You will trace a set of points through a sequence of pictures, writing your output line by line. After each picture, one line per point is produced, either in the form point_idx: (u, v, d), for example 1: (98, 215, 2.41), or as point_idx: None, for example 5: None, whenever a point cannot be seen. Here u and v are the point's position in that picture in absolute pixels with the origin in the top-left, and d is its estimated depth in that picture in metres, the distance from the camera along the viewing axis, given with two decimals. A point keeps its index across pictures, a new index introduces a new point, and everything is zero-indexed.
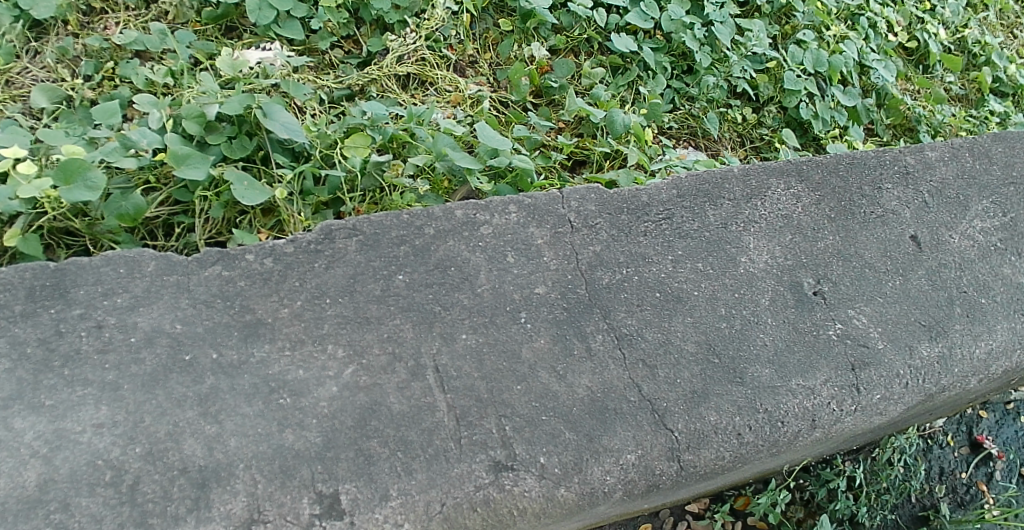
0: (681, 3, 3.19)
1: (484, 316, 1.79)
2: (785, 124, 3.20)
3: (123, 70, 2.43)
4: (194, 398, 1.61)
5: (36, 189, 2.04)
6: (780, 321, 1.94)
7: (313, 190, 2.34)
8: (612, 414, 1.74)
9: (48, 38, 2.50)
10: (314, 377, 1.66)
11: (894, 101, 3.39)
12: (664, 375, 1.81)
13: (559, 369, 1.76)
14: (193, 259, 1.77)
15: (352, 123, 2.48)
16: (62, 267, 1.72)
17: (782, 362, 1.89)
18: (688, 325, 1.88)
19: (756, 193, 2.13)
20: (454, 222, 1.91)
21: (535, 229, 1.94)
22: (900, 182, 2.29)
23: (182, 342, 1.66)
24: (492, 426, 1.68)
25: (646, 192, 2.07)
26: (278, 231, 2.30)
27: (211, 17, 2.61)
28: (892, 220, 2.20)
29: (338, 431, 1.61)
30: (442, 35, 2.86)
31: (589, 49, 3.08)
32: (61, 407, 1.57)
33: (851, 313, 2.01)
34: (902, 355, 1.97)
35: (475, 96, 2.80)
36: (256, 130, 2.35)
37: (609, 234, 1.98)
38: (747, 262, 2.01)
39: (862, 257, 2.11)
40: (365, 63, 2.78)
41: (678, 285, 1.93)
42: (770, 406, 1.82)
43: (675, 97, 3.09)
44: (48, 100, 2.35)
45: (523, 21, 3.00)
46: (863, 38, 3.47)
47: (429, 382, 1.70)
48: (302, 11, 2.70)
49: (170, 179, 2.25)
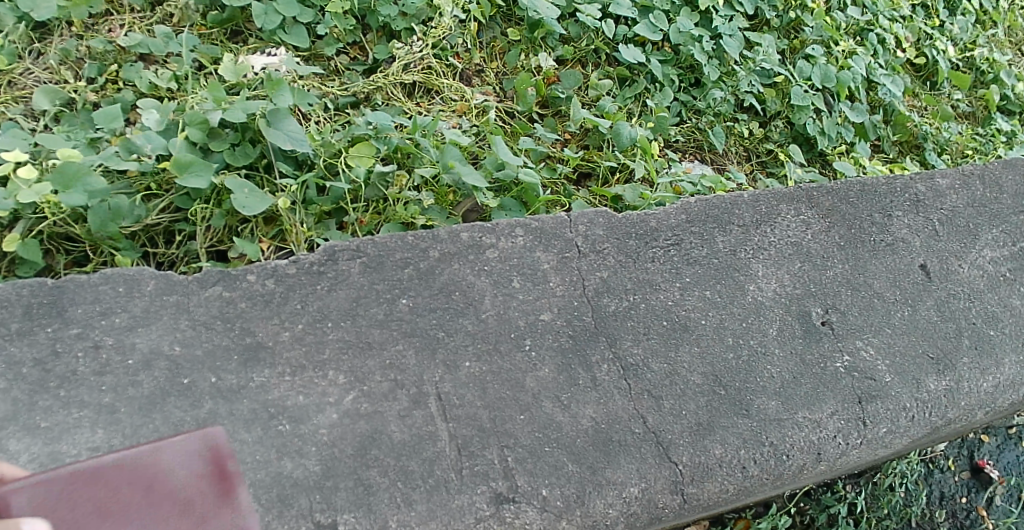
0: (691, 14, 3.15)
1: (489, 343, 1.76)
2: (791, 140, 3.16)
3: (127, 73, 2.38)
4: (192, 423, 1.58)
5: (35, 194, 2.01)
6: (787, 351, 1.92)
7: (316, 200, 2.30)
8: (617, 446, 1.72)
9: (51, 40, 2.44)
10: (314, 404, 1.63)
11: (902, 118, 3.34)
12: (669, 407, 1.79)
13: (564, 399, 1.74)
14: (193, 278, 1.73)
15: (357, 132, 2.43)
16: (61, 284, 1.67)
17: (789, 395, 1.86)
18: (694, 355, 1.85)
19: (765, 219, 2.09)
20: (460, 244, 1.87)
21: (542, 253, 1.91)
22: (911, 209, 2.25)
23: (181, 365, 1.63)
24: (494, 457, 1.65)
25: (654, 216, 2.03)
26: (280, 240, 2.25)
27: (216, 21, 2.57)
28: (902, 249, 2.17)
29: (337, 459, 1.59)
30: (449, 43, 2.82)
31: (597, 60, 3.04)
32: (56, 429, 1.53)
33: (858, 345, 1.98)
34: (909, 388, 1.95)
35: (480, 106, 2.75)
36: (259, 137, 2.31)
37: (617, 259, 1.94)
38: (756, 290, 1.98)
39: (872, 286, 2.08)
40: (370, 70, 2.74)
41: (686, 313, 1.90)
42: (775, 439, 1.80)
43: (682, 111, 3.04)
44: (50, 102, 2.29)
45: (531, 31, 2.94)
46: (872, 54, 3.42)
47: (432, 411, 1.67)
48: (309, 17, 2.66)
49: (172, 186, 2.21)
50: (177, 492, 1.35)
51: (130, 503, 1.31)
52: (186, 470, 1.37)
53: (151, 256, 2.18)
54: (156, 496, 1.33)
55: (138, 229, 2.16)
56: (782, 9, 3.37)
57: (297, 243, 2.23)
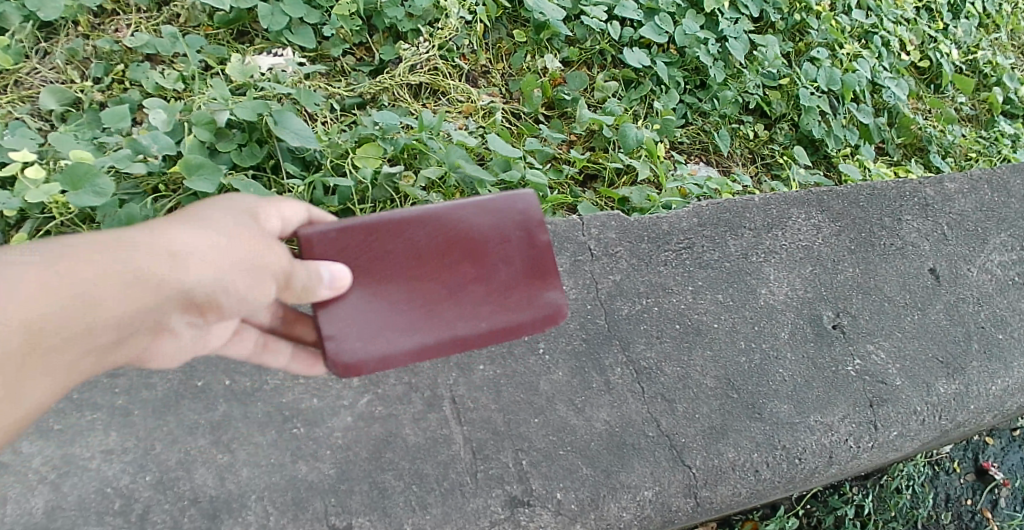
0: (696, 17, 3.13)
1: (502, 347, 1.76)
2: (796, 141, 3.17)
3: (133, 73, 2.34)
4: (207, 426, 1.57)
5: (44, 194, 2.00)
6: (799, 355, 1.92)
7: (323, 201, 2.30)
8: (631, 449, 1.71)
9: (58, 39, 2.41)
10: (329, 407, 1.63)
11: (907, 120, 3.35)
12: (682, 410, 1.78)
13: (578, 402, 1.74)
14: None
15: (363, 133, 2.41)
16: None
17: (801, 398, 1.86)
18: (707, 359, 1.86)
19: (776, 223, 2.09)
20: None
21: (555, 256, 1.90)
22: (920, 213, 2.26)
23: (195, 368, 1.62)
24: (509, 460, 1.65)
25: (667, 220, 2.02)
26: None
27: (223, 22, 2.52)
28: (912, 252, 2.17)
29: (352, 463, 1.58)
30: (456, 45, 2.79)
31: (603, 61, 3.03)
32: (70, 431, 1.53)
33: (869, 348, 1.98)
34: (920, 392, 1.95)
35: (486, 107, 2.72)
36: (267, 138, 2.30)
37: (629, 263, 1.94)
38: (767, 293, 1.98)
39: (882, 290, 2.08)
40: (377, 71, 2.72)
41: (698, 317, 1.90)
42: (787, 443, 1.80)
43: (687, 112, 3.04)
44: (57, 102, 2.26)
45: (537, 32, 2.93)
46: (876, 56, 3.42)
47: (446, 414, 1.67)
48: (315, 17, 2.61)
49: (179, 186, 2.19)
50: (505, 257, 1.52)
51: (457, 267, 1.49)
52: (498, 235, 1.52)
53: None
54: (468, 262, 1.50)
55: None
56: (787, 12, 3.35)
57: None
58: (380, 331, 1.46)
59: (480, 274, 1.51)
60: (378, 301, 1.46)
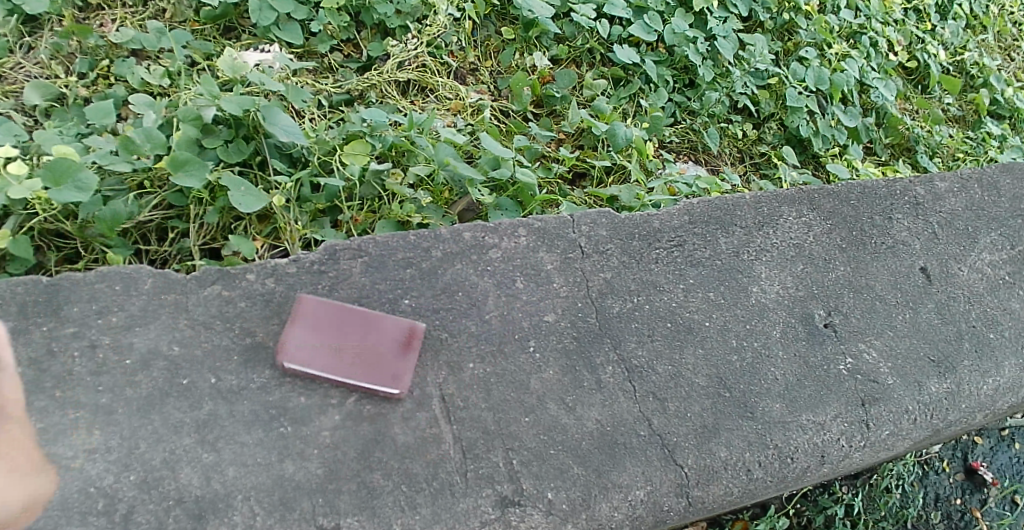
0: (685, 16, 3.13)
1: (493, 345, 1.74)
2: (785, 141, 3.15)
3: (119, 68, 2.31)
4: (192, 424, 1.54)
5: (27, 191, 1.96)
6: (790, 354, 1.91)
7: (311, 198, 2.26)
8: (622, 449, 1.70)
9: (42, 33, 2.36)
10: (317, 405, 1.60)
11: (895, 121, 3.34)
12: (674, 409, 1.77)
13: (569, 401, 1.72)
14: (192, 277, 1.68)
15: (352, 130, 2.40)
16: (56, 282, 1.62)
17: (793, 397, 1.86)
18: (699, 357, 1.84)
19: (767, 221, 2.08)
20: (462, 244, 1.84)
21: (545, 253, 1.88)
22: (911, 212, 2.25)
23: (180, 366, 1.58)
24: (499, 459, 1.63)
25: (657, 217, 2.00)
26: (275, 239, 2.21)
27: (209, 17, 2.49)
28: (903, 251, 2.17)
29: (341, 463, 1.56)
30: (444, 42, 2.75)
31: (592, 60, 3.00)
32: (52, 430, 1.50)
33: (861, 347, 1.98)
34: (911, 390, 1.95)
35: (475, 104, 2.70)
36: (253, 134, 2.27)
37: (621, 260, 1.92)
38: (759, 292, 1.97)
39: (873, 289, 2.08)
40: (365, 68, 2.66)
41: (689, 315, 1.89)
42: (779, 442, 1.79)
43: (676, 111, 3.02)
44: (41, 97, 2.22)
45: (526, 30, 2.90)
46: (864, 57, 3.40)
47: (436, 413, 1.65)
48: (303, 13, 2.58)
49: (165, 182, 2.16)
50: (387, 370, 1.62)
51: (379, 336, 1.64)
52: (382, 368, 1.62)
53: (144, 253, 2.14)
54: (376, 346, 1.64)
55: (130, 227, 2.11)
56: (776, 11, 3.36)
57: (292, 240, 2.18)
58: (302, 355, 1.60)
59: (374, 371, 1.62)
60: (311, 331, 1.62)
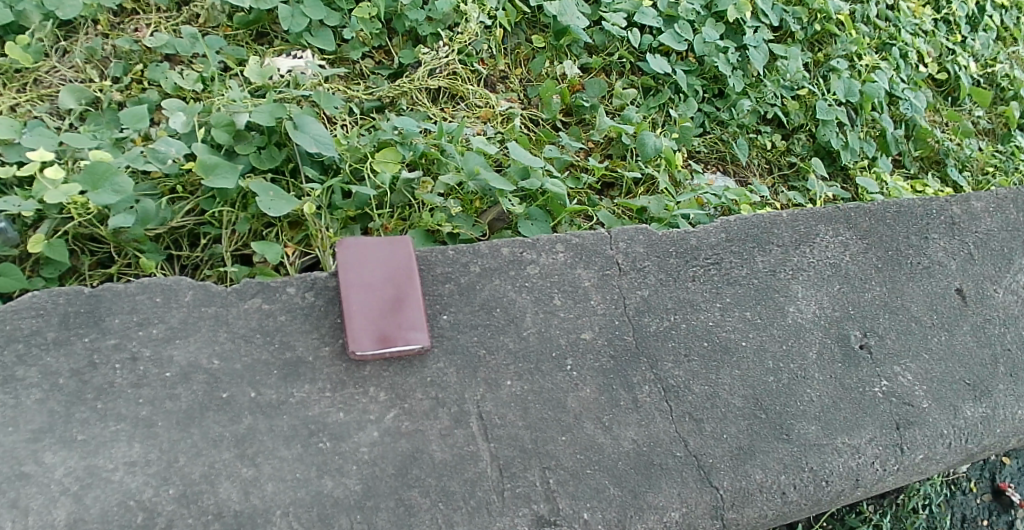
0: (716, 25, 3.06)
1: (530, 363, 1.73)
2: (814, 153, 3.09)
3: (152, 73, 2.30)
4: (232, 438, 1.54)
5: (63, 195, 1.93)
6: (826, 376, 1.90)
7: (341, 205, 2.21)
8: (658, 469, 1.69)
9: (77, 37, 2.36)
10: (355, 421, 1.59)
11: (924, 133, 3.28)
12: (710, 430, 1.76)
13: (605, 420, 1.71)
14: (232, 290, 1.68)
15: (383, 137, 2.35)
16: (98, 293, 1.62)
17: (828, 419, 1.85)
18: (735, 378, 1.83)
19: (805, 239, 2.06)
20: (501, 260, 1.83)
21: (583, 270, 1.87)
22: (946, 232, 2.23)
23: (220, 379, 1.58)
24: (536, 479, 1.63)
25: (695, 234, 1.99)
26: (306, 246, 2.17)
27: (242, 23, 2.48)
28: (938, 272, 2.15)
29: (379, 479, 1.56)
30: (475, 50, 2.71)
31: (621, 69, 2.94)
32: (93, 442, 1.50)
33: (896, 370, 1.96)
34: (947, 415, 1.94)
35: (506, 113, 2.66)
36: (286, 141, 2.23)
37: (658, 278, 1.91)
38: (796, 311, 1.96)
39: (909, 310, 2.06)
40: (396, 75, 2.64)
41: (726, 335, 1.87)
42: (815, 465, 1.78)
43: (705, 121, 2.96)
44: (76, 101, 2.21)
45: (557, 37, 2.85)
46: (894, 68, 3.34)
47: (473, 430, 1.64)
48: (336, 20, 2.56)
49: (198, 188, 2.14)
50: (376, 335, 1.61)
51: (399, 314, 1.64)
52: (378, 336, 1.61)
53: (175, 259, 2.11)
54: (390, 319, 1.63)
55: (163, 232, 2.09)
56: (807, 21, 3.28)
57: (323, 248, 2.14)
58: (352, 260, 1.65)
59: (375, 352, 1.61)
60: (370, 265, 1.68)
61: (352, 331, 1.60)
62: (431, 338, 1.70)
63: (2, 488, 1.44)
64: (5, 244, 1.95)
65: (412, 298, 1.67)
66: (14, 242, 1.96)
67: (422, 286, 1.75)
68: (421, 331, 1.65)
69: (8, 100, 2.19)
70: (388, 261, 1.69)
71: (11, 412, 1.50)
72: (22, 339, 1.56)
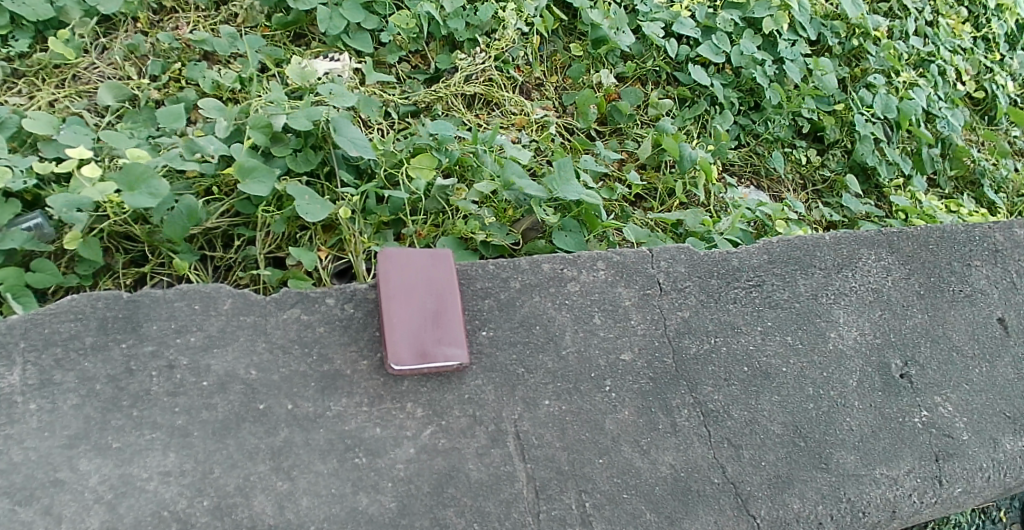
0: (753, 37, 2.95)
1: (569, 383, 1.71)
2: (848, 169, 2.96)
3: (190, 72, 2.28)
4: (267, 451, 1.53)
5: (100, 193, 1.89)
6: (866, 405, 1.87)
7: (375, 210, 2.13)
8: (695, 496, 1.67)
9: (116, 35, 2.35)
10: (392, 437, 1.57)
11: (960, 152, 3.16)
12: (749, 457, 1.74)
13: (643, 444, 1.69)
14: (271, 299, 1.66)
15: (419, 142, 2.27)
16: (136, 298, 1.60)
17: (867, 449, 1.81)
18: (775, 404, 1.80)
19: (847, 263, 2.02)
20: (542, 276, 1.80)
21: (623, 289, 1.84)
22: (989, 259, 2.16)
23: (257, 390, 1.56)
24: (572, 502, 1.61)
25: (737, 255, 1.95)
26: (339, 250, 2.09)
27: (280, 23, 2.46)
28: (980, 301, 2.09)
29: (414, 497, 1.54)
30: (511, 56, 2.67)
31: (657, 79, 2.86)
32: (128, 450, 1.49)
33: (936, 400, 1.93)
34: (986, 448, 1.90)
35: (541, 121, 2.60)
36: (322, 144, 2.17)
37: (698, 299, 1.88)
38: (837, 337, 1.92)
39: (950, 339, 2.01)
40: (432, 79, 2.60)
41: (767, 360, 1.84)
42: (853, 496, 1.75)
43: (741, 134, 2.87)
44: (113, 98, 2.20)
45: (595, 46, 2.79)
46: (932, 85, 3.21)
47: (510, 450, 1.62)
48: (373, 23, 2.53)
49: (233, 189, 2.08)
50: (416, 349, 1.59)
51: (439, 330, 1.62)
52: (416, 351, 1.59)
53: (208, 259, 2.05)
54: (430, 335, 1.61)
55: (197, 232, 2.04)
56: (845, 36, 3.14)
57: (355, 253, 2.07)
58: (393, 273, 1.63)
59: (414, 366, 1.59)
60: (416, 275, 1.65)
61: (392, 346, 1.57)
62: (470, 354, 1.68)
63: (37, 494, 1.44)
64: (41, 238, 1.90)
65: (452, 313, 1.65)
66: (50, 237, 1.91)
67: (462, 300, 1.72)
68: (459, 351, 1.62)
69: (47, 95, 2.18)
70: (429, 275, 1.66)
71: (48, 417, 1.49)
72: (61, 343, 1.55)
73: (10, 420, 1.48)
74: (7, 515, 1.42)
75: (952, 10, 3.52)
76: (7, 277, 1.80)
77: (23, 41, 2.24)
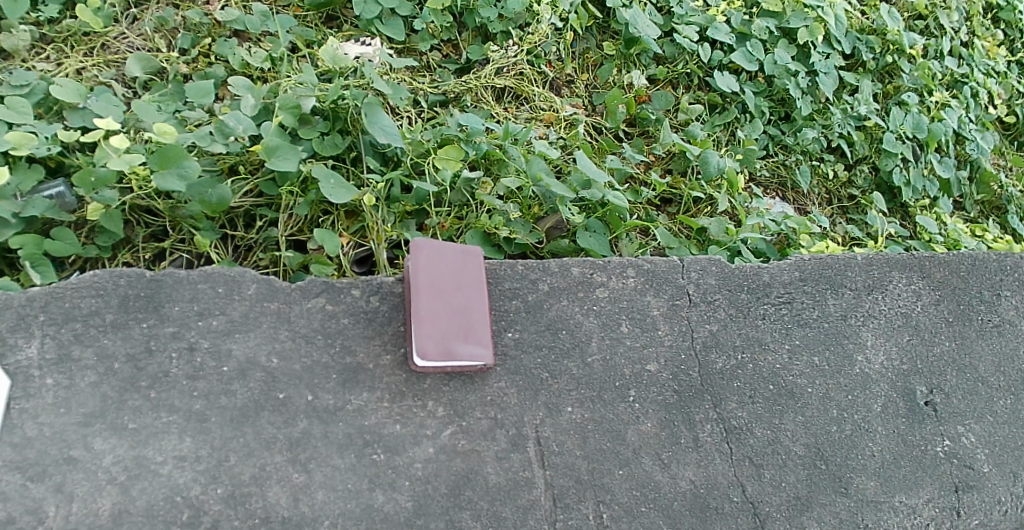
0: (789, 47, 2.87)
1: (593, 390, 1.68)
2: (875, 187, 2.89)
3: (220, 48, 2.23)
4: (285, 441, 1.50)
5: (126, 164, 1.81)
6: (889, 431, 1.83)
7: (399, 198, 2.07)
8: (714, 513, 1.65)
9: (148, 6, 2.31)
10: (411, 435, 1.55)
11: (987, 177, 3.09)
12: (769, 477, 1.71)
13: (664, 458, 1.66)
14: (296, 287, 1.63)
15: (446, 133, 2.20)
16: (159, 277, 1.57)
17: (887, 476, 1.78)
18: (798, 425, 1.77)
19: (877, 285, 1.97)
20: (570, 280, 1.77)
21: (651, 298, 1.81)
22: (1020, 289, 2.09)
23: (277, 379, 1.54)
24: (589, 511, 1.58)
25: (768, 270, 1.91)
26: (361, 237, 2.03)
27: (313, 4, 2.41)
28: (1009, 331, 2.03)
29: (430, 497, 1.52)
30: (544, 51, 2.61)
31: (688, 83, 2.79)
32: (144, 432, 1.46)
33: (959, 430, 1.89)
34: (1006, 481, 1.86)
35: (570, 118, 2.54)
36: (350, 129, 2.11)
37: (727, 313, 1.84)
38: (864, 361, 1.88)
39: (977, 369, 1.97)
40: (463, 70, 2.55)
41: (792, 379, 1.81)
42: (870, 522, 1.72)
43: (770, 144, 2.79)
44: (142, 70, 2.16)
45: (627, 46, 2.72)
46: (965, 107, 3.14)
47: (530, 455, 1.60)
48: (407, 10, 2.48)
49: (259, 168, 2.02)
50: (441, 347, 1.54)
51: (467, 331, 1.58)
52: (442, 349, 1.54)
53: (229, 239, 2.00)
54: (457, 334, 1.57)
55: (219, 210, 1.97)
56: (879, 52, 3.07)
57: (377, 241, 2.00)
58: (423, 267, 1.59)
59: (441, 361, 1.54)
60: (445, 270, 1.62)
61: (418, 340, 1.53)
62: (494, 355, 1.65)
63: (50, 471, 1.41)
64: (62, 208, 1.86)
65: (479, 313, 1.62)
66: (71, 207, 1.87)
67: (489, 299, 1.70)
68: (483, 353, 1.59)
69: (75, 63, 2.15)
70: (457, 273, 1.63)
71: (65, 393, 1.47)
72: (81, 318, 1.52)
73: (26, 393, 1.46)
74: (19, 490, 1.39)
75: (988, 32, 3.46)
76: (27, 244, 1.77)
77: (53, 6, 2.20)
